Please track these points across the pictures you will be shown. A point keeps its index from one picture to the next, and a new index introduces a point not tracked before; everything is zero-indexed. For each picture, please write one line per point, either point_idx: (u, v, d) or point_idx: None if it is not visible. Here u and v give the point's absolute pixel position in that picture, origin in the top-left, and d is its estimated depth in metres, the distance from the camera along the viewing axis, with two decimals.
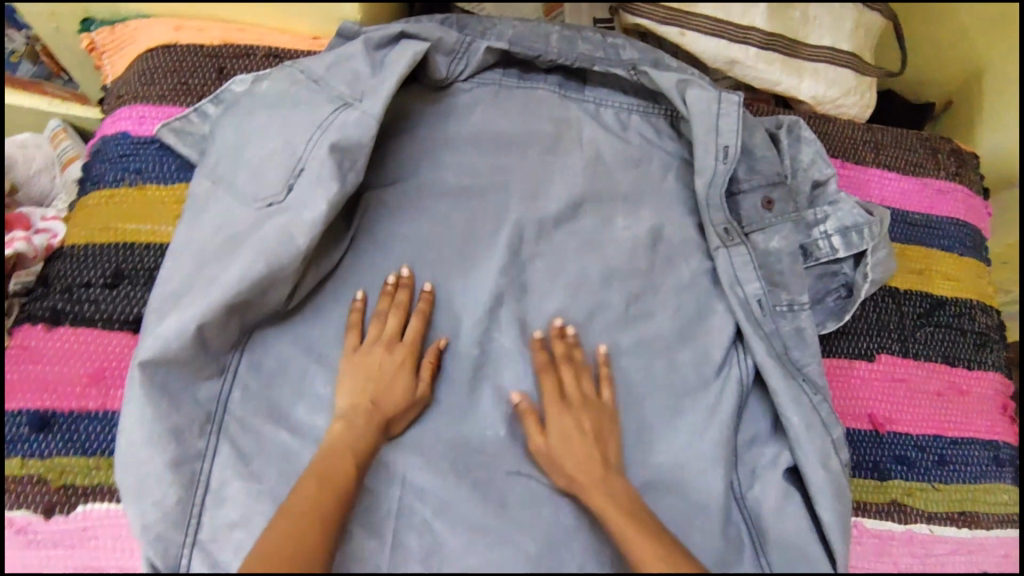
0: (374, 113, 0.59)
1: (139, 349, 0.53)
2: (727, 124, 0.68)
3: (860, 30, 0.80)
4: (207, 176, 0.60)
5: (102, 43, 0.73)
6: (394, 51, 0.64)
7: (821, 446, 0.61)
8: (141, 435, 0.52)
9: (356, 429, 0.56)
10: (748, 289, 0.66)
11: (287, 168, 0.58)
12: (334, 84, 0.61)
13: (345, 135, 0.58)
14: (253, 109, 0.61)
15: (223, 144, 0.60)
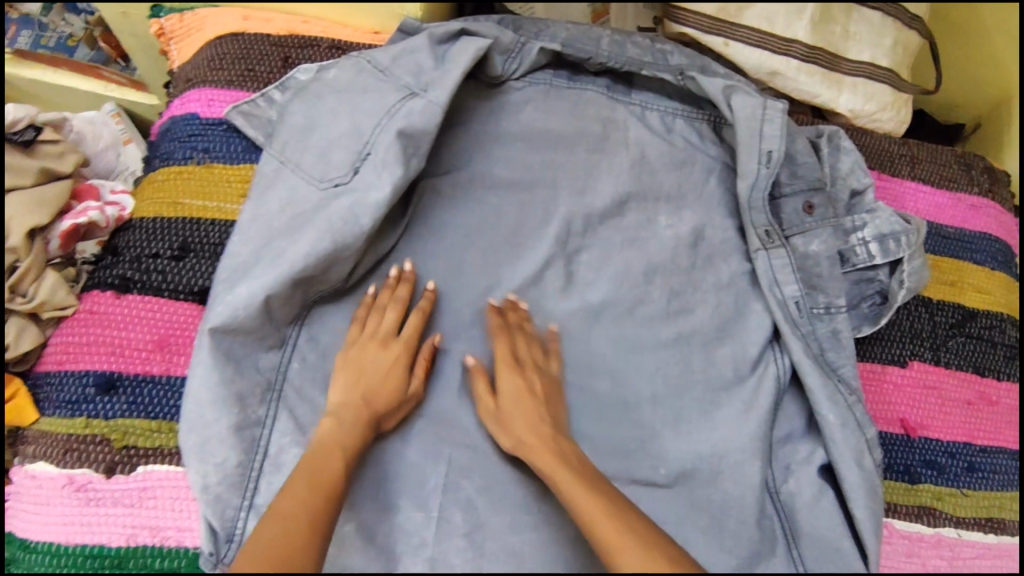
0: (437, 105, 0.63)
1: (208, 316, 0.56)
2: (772, 129, 0.69)
3: (899, 46, 0.81)
4: (276, 156, 0.63)
5: (170, 29, 0.76)
6: (456, 46, 0.66)
7: (856, 445, 0.63)
8: (208, 397, 0.55)
9: (350, 432, 0.55)
10: (787, 290, 0.69)
11: (356, 152, 0.62)
12: (400, 76, 0.64)
13: (411, 123, 0.61)
14: (322, 94, 0.65)
15: (293, 127, 0.64)
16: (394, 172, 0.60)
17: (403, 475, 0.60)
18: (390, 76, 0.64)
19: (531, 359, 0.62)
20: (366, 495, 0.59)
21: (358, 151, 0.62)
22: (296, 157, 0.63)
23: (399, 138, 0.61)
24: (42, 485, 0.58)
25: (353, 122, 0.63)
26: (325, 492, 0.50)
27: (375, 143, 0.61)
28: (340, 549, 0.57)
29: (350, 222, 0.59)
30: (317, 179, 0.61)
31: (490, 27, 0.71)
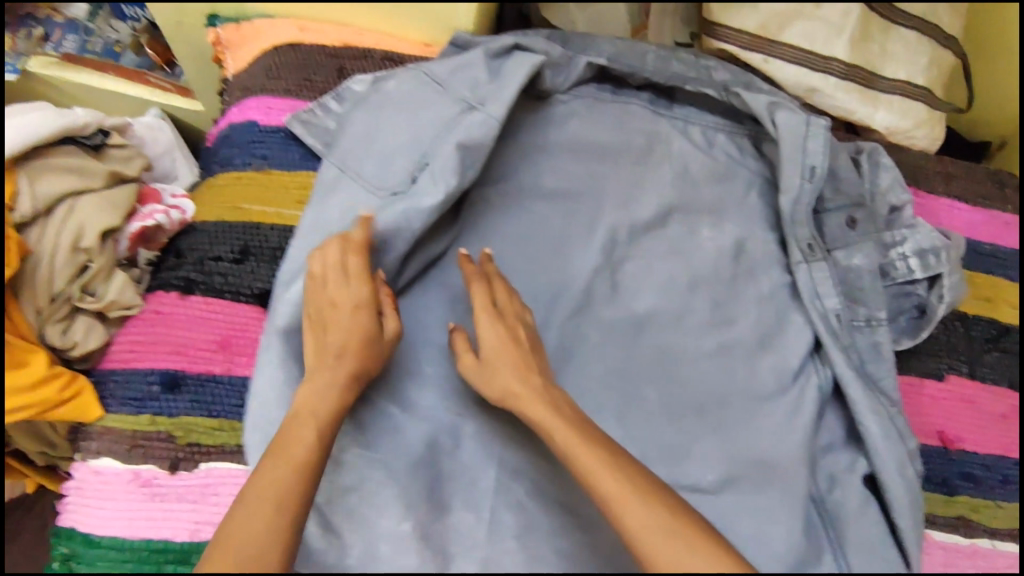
0: (494, 117, 0.64)
1: (274, 318, 0.58)
2: (815, 146, 0.71)
3: (934, 66, 0.83)
4: (335, 164, 0.65)
5: (226, 39, 0.77)
6: (511, 60, 0.68)
7: (899, 455, 0.64)
8: (273, 398, 0.57)
9: (315, 403, 0.52)
10: (827, 303, 0.70)
11: (414, 162, 0.64)
12: (456, 88, 0.66)
13: (468, 137, 0.63)
14: (383, 106, 0.67)
15: (355, 135, 0.66)
16: (448, 183, 0.62)
17: (456, 477, 0.62)
18: (447, 88, 0.66)
19: (514, 313, 0.62)
20: (420, 495, 0.60)
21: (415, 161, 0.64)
22: (357, 164, 0.65)
23: (458, 150, 0.62)
24: (108, 480, 0.59)
25: (412, 134, 0.65)
26: (282, 484, 0.48)
27: (435, 154, 0.63)
28: (394, 549, 0.57)
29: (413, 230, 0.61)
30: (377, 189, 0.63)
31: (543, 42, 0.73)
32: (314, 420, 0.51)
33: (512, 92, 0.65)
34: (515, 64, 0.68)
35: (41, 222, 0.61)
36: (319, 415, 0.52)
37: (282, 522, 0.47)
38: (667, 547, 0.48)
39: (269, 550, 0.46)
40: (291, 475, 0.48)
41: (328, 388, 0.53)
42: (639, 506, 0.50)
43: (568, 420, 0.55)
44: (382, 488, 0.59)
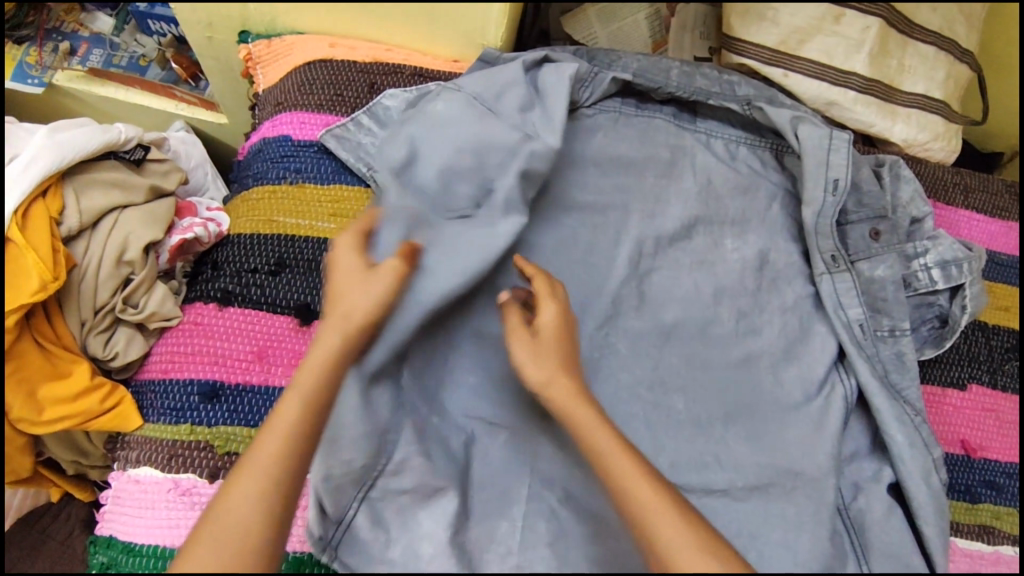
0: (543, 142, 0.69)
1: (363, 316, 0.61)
2: (837, 159, 0.73)
3: (950, 80, 0.86)
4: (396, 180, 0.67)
5: (257, 55, 0.78)
6: (547, 72, 0.73)
7: (923, 464, 0.65)
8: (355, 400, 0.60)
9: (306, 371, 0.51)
10: (851, 313, 0.71)
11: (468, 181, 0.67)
12: (499, 108, 0.70)
13: (520, 160, 0.67)
14: (436, 124, 0.69)
15: (412, 152, 0.68)
16: (512, 209, 0.65)
17: (489, 486, 0.62)
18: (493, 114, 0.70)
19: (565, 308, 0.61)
20: (454, 504, 0.60)
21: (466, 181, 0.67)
22: (414, 179, 0.67)
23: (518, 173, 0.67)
24: (147, 489, 0.60)
25: (455, 149, 0.67)
26: (263, 458, 0.47)
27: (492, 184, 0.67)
28: (434, 553, 0.57)
29: (483, 257, 0.63)
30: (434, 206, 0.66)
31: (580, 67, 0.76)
32: (299, 391, 0.50)
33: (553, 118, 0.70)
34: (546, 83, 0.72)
35: (86, 235, 0.62)
36: (307, 386, 0.50)
37: (262, 499, 0.46)
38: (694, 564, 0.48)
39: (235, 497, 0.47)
40: (273, 450, 0.48)
41: (316, 356, 0.51)
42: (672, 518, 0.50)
43: (612, 429, 0.55)
44: (421, 496, 0.60)
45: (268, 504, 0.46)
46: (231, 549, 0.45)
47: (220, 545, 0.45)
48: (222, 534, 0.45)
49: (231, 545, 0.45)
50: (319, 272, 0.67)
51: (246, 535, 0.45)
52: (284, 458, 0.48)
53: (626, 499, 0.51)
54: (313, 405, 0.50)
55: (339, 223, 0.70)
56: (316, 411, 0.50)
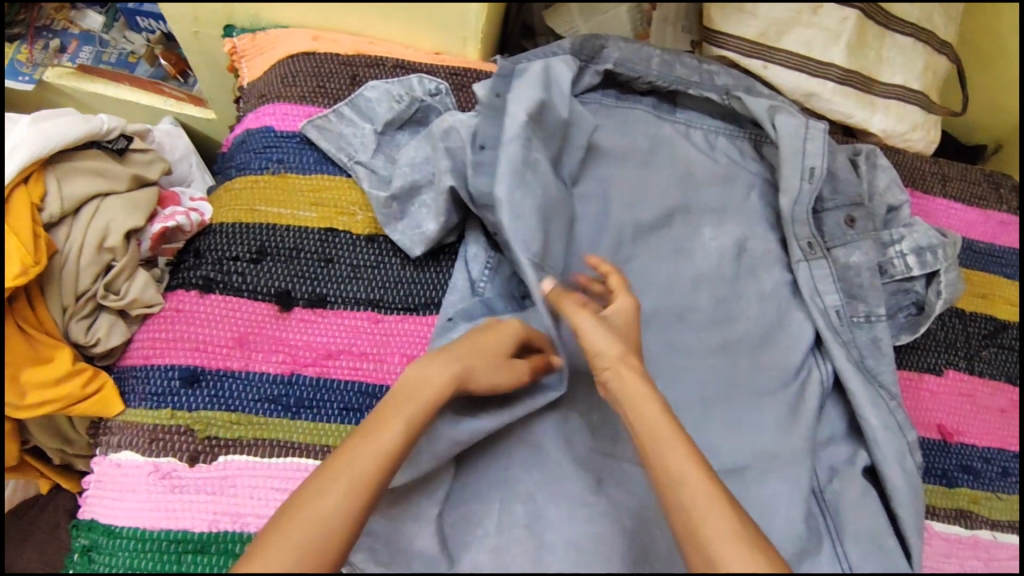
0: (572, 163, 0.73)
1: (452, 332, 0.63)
2: (813, 148, 0.74)
3: (928, 72, 0.85)
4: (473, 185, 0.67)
5: (242, 48, 0.80)
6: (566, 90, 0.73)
7: (898, 447, 0.66)
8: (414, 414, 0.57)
9: (417, 394, 0.53)
10: (827, 299, 0.72)
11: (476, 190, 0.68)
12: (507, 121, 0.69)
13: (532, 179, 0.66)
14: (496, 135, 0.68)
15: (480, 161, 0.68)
16: (531, 228, 0.64)
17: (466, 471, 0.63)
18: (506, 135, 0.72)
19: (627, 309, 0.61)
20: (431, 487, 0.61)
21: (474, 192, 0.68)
22: (416, 186, 0.70)
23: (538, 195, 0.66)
24: (128, 473, 0.60)
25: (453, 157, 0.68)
26: (362, 472, 0.49)
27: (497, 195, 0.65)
28: None
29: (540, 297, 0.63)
30: (440, 220, 0.68)
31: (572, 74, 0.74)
32: (407, 413, 0.52)
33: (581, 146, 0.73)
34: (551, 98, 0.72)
35: (68, 222, 0.63)
36: (414, 411, 0.52)
37: (353, 511, 0.48)
38: (734, 551, 0.48)
39: (337, 511, 0.47)
40: (377, 466, 0.49)
41: (431, 385, 0.54)
42: (719, 509, 0.50)
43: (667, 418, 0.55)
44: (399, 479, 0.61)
45: (356, 518, 0.48)
46: (313, 553, 0.45)
47: (304, 548, 0.45)
48: (309, 538, 0.46)
49: (313, 549, 0.45)
50: (299, 259, 0.68)
51: (329, 544, 0.46)
52: (380, 475, 0.49)
53: (679, 484, 0.51)
54: (414, 429, 0.52)
55: (319, 212, 0.71)
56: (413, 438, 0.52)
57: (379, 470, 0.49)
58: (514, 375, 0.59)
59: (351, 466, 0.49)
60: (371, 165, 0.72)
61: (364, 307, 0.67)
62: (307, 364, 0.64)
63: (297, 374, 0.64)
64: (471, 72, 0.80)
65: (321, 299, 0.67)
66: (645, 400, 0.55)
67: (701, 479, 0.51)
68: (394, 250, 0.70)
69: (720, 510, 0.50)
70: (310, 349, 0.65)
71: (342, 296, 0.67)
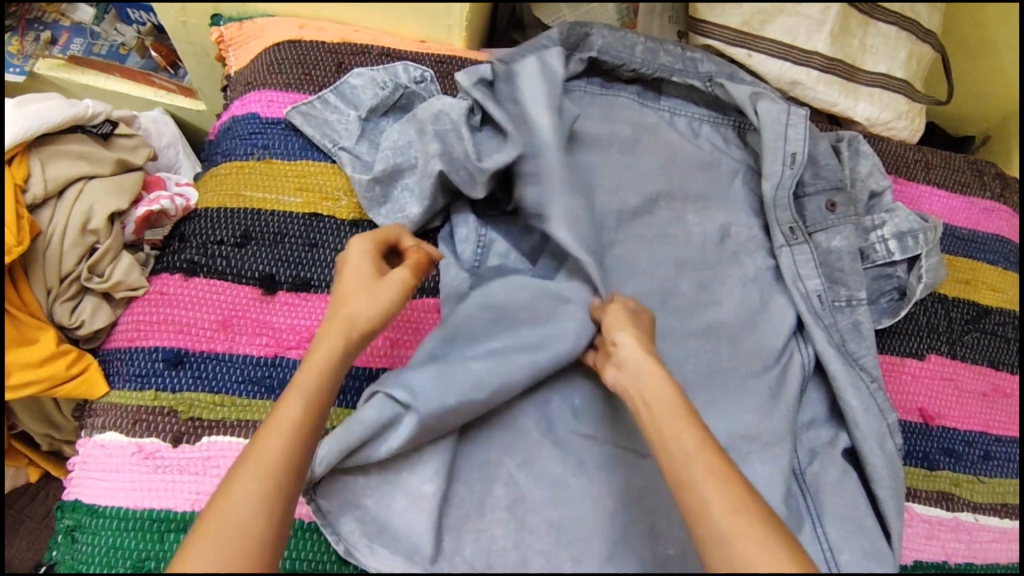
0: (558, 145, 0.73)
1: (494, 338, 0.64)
2: (795, 134, 0.74)
3: (913, 60, 0.85)
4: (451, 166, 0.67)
5: (229, 37, 0.81)
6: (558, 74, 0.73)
7: (878, 429, 0.66)
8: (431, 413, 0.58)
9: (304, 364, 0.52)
10: (809, 284, 0.73)
11: (464, 173, 0.68)
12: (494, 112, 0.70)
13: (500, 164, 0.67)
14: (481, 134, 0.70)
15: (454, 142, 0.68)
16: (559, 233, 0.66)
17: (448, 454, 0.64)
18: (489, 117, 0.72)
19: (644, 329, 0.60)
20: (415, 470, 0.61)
21: (464, 176, 0.68)
22: (398, 169, 0.70)
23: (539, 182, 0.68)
24: (112, 453, 0.61)
25: (440, 141, 0.68)
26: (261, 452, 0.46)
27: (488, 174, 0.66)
28: (395, 514, 0.59)
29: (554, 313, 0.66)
30: (424, 203, 0.68)
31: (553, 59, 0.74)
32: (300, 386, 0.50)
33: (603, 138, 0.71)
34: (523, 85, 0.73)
35: (51, 204, 0.64)
36: (309, 382, 0.51)
37: (268, 495, 0.44)
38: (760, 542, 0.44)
39: (248, 491, 0.44)
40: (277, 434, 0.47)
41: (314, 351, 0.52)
42: (735, 493, 0.46)
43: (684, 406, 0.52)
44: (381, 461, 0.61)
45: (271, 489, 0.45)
46: (234, 548, 0.42)
47: (224, 545, 0.41)
48: (224, 531, 0.42)
49: (234, 544, 0.42)
50: (284, 244, 0.68)
51: (253, 533, 0.43)
52: (288, 452, 0.47)
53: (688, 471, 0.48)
54: (314, 398, 0.50)
55: (304, 198, 0.71)
56: (316, 406, 0.50)
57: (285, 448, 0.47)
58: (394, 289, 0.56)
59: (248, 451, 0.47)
60: (355, 151, 0.72)
61: None
62: (290, 346, 0.65)
63: (279, 356, 0.64)
64: (456, 60, 0.81)
65: (304, 282, 0.67)
66: (656, 391, 0.52)
67: (713, 467, 0.47)
68: None
69: (737, 496, 0.46)
70: (293, 332, 0.65)
71: (326, 280, 0.68)
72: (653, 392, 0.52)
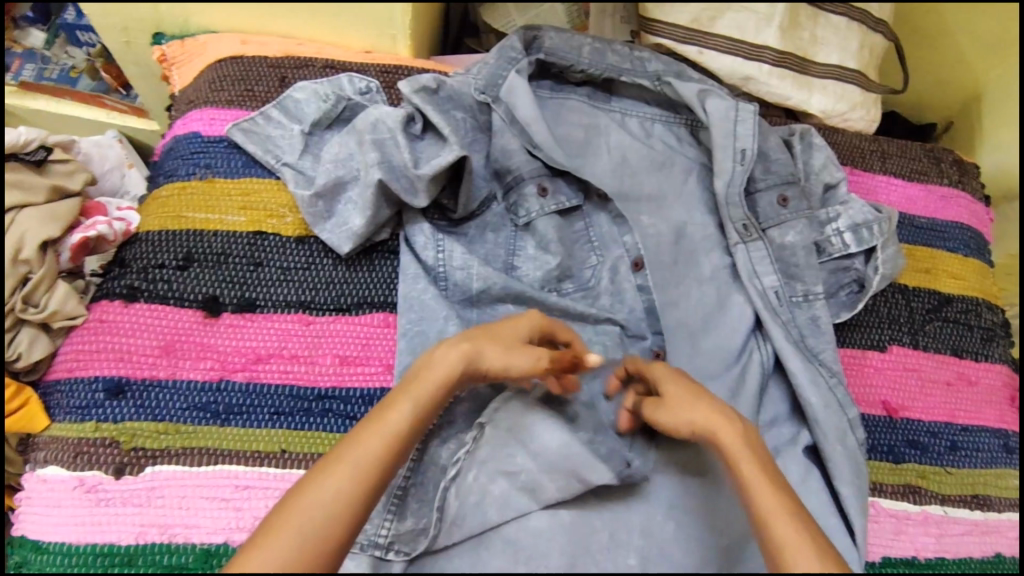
0: (506, 149, 0.72)
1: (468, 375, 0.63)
2: (744, 130, 0.74)
3: (865, 50, 0.85)
4: (386, 168, 0.66)
5: (171, 55, 0.80)
6: (506, 88, 0.73)
7: (838, 425, 0.65)
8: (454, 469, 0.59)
9: (422, 379, 0.53)
10: (766, 281, 0.72)
11: (404, 181, 0.67)
12: (436, 118, 0.69)
13: (440, 170, 0.66)
14: (426, 148, 0.70)
15: (393, 150, 0.67)
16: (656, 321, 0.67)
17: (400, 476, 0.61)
18: (432, 125, 0.71)
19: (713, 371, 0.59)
20: None
21: (405, 185, 0.67)
22: (340, 182, 0.68)
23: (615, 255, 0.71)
24: (54, 488, 0.59)
25: (379, 151, 0.67)
26: (362, 465, 0.48)
27: (420, 176, 0.66)
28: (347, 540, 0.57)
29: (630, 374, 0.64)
30: (366, 215, 0.67)
31: (500, 65, 0.73)
32: (412, 398, 0.52)
33: (548, 154, 0.71)
34: (462, 89, 0.73)
35: None
36: (420, 396, 0.52)
37: (352, 503, 0.47)
38: None
39: (340, 503, 0.46)
40: (381, 451, 0.49)
41: (436, 372, 0.53)
42: (807, 555, 0.47)
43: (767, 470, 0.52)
44: None
45: (358, 507, 0.47)
46: (309, 547, 0.44)
47: (302, 536, 0.44)
48: (305, 527, 0.44)
49: (312, 541, 0.44)
50: (228, 264, 0.67)
51: (327, 538, 0.45)
52: (384, 463, 0.49)
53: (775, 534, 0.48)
54: (421, 416, 0.52)
55: (248, 216, 0.70)
56: (420, 423, 0.52)
57: (385, 456, 0.49)
58: (525, 364, 0.57)
59: (352, 457, 0.48)
60: (298, 165, 0.71)
61: (294, 309, 0.66)
62: (236, 369, 0.63)
63: (226, 380, 0.63)
64: (402, 69, 0.80)
65: (250, 303, 0.66)
66: (737, 445, 0.53)
67: (789, 529, 0.48)
68: (325, 251, 0.69)
69: (813, 560, 0.47)
70: (239, 354, 0.64)
71: (272, 299, 0.66)
72: (731, 440, 0.54)
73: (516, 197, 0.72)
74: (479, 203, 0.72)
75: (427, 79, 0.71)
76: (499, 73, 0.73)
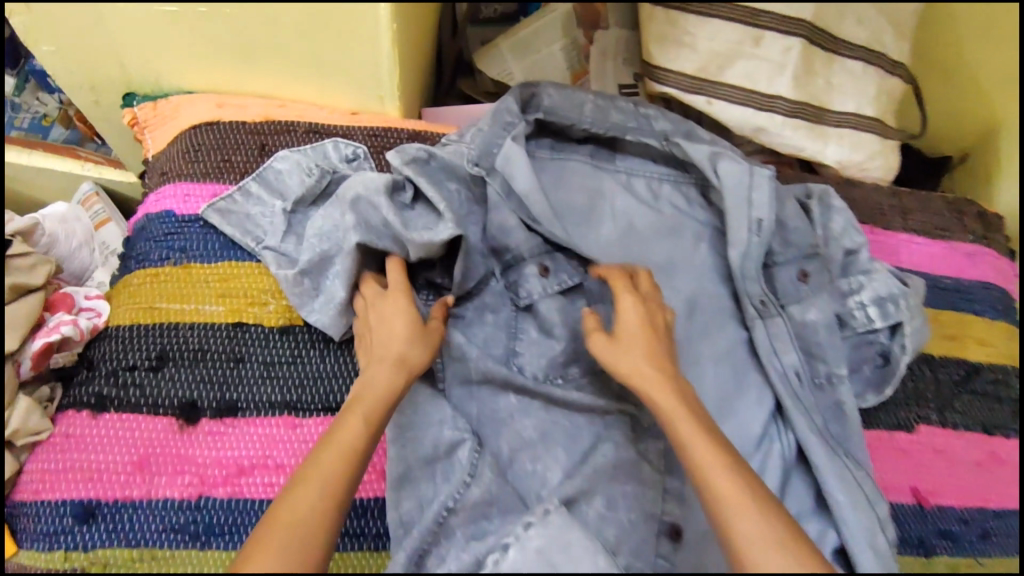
0: (504, 225, 0.67)
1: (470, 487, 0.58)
2: (760, 197, 0.69)
3: (881, 96, 0.78)
4: (370, 235, 0.61)
5: (143, 118, 0.73)
6: (500, 159, 0.67)
7: (869, 524, 0.60)
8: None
9: (366, 394, 0.53)
10: (786, 360, 0.67)
11: (390, 239, 0.62)
12: (428, 190, 0.64)
13: (433, 241, 0.61)
14: (417, 218, 0.64)
15: (377, 220, 0.62)
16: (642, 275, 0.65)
17: None
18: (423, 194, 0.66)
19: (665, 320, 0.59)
20: None
21: (391, 241, 0.62)
22: (326, 256, 0.63)
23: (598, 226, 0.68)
24: None
25: (363, 223, 0.62)
26: (328, 477, 0.47)
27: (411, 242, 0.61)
28: None
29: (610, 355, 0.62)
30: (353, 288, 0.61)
31: (495, 132, 0.68)
32: (364, 411, 0.51)
33: (549, 229, 0.65)
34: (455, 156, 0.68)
35: None
36: (369, 408, 0.52)
37: (327, 514, 0.46)
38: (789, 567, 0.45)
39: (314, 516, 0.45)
40: (343, 463, 0.48)
41: (377, 385, 0.53)
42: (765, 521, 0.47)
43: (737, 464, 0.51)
44: None
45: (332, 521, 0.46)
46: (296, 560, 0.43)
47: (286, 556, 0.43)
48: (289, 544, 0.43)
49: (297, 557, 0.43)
50: (204, 363, 0.62)
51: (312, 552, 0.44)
52: (347, 474, 0.48)
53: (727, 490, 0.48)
54: (374, 428, 0.51)
55: (227, 305, 0.64)
56: (374, 435, 0.51)
57: (347, 471, 0.48)
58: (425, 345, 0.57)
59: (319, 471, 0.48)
60: (281, 247, 0.66)
61: (278, 411, 0.61)
62: (216, 483, 0.58)
63: (204, 497, 0.58)
64: (391, 132, 0.74)
65: (229, 406, 0.61)
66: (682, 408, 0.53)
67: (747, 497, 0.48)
68: (311, 341, 0.64)
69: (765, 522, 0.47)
70: (218, 466, 0.59)
71: (253, 401, 0.61)
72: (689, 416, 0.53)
73: (515, 276, 0.68)
74: (477, 281, 0.67)
75: (412, 146, 0.67)
76: (494, 141, 0.68)
